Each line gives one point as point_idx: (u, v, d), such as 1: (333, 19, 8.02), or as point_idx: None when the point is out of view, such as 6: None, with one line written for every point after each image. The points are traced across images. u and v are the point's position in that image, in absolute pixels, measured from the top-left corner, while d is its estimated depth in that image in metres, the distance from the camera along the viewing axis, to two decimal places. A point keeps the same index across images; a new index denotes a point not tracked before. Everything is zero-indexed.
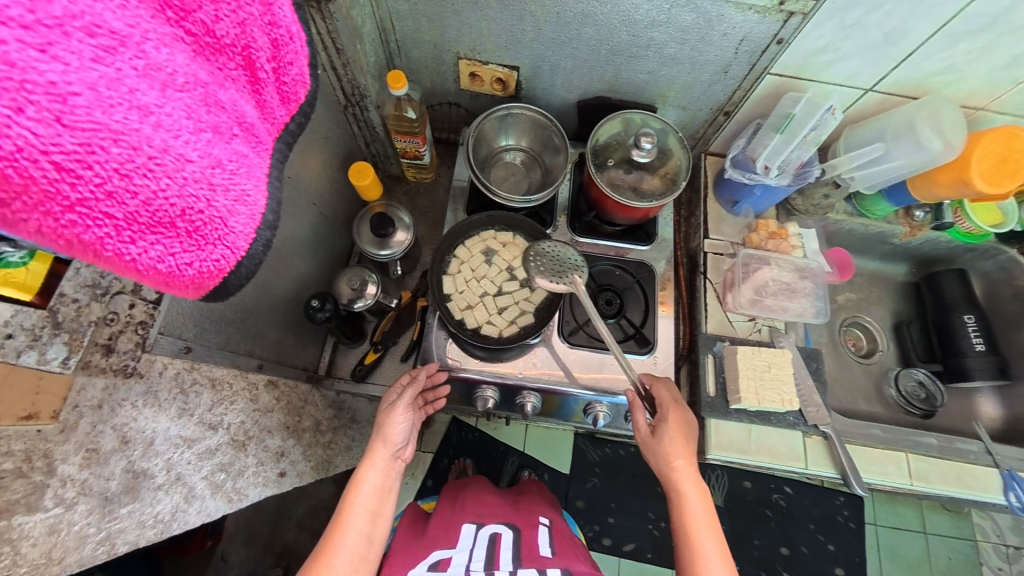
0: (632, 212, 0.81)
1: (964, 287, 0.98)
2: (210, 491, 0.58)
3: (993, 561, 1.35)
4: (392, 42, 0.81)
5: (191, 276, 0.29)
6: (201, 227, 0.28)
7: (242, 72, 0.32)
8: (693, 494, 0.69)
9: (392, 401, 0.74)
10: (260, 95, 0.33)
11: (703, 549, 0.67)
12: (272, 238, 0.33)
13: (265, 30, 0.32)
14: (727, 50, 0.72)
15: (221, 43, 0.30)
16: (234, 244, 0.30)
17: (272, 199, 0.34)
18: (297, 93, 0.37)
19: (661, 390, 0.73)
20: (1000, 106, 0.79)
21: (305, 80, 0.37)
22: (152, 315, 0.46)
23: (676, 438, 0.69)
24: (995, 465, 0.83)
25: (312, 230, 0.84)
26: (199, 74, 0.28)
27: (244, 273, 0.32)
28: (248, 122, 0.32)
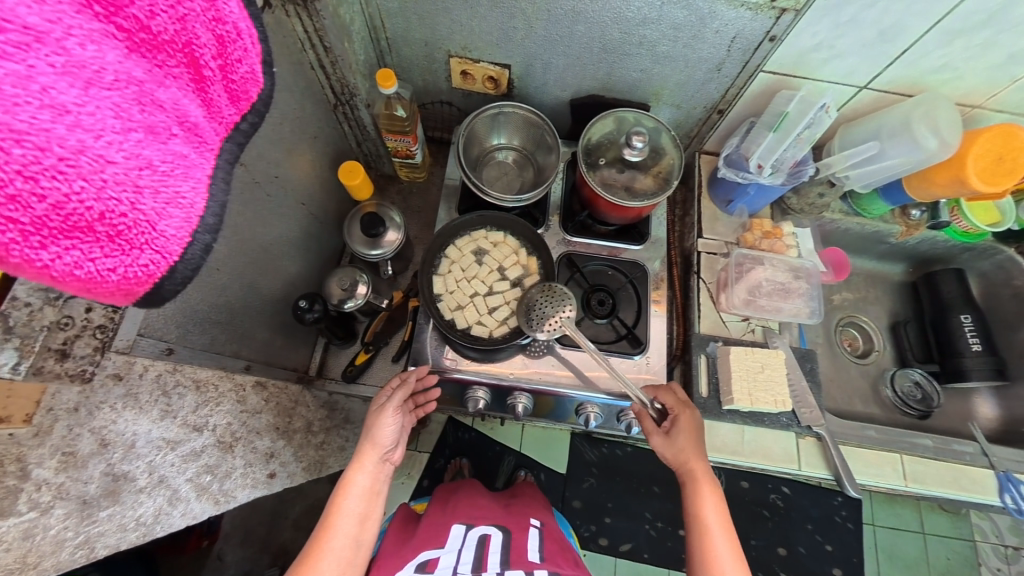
0: (624, 212, 0.80)
1: (961, 287, 0.97)
2: (196, 493, 0.58)
3: (992, 562, 1.34)
4: (383, 40, 0.80)
5: (114, 282, 0.27)
6: (124, 232, 0.26)
7: (185, 70, 0.30)
8: (707, 495, 0.69)
9: (382, 402, 0.74)
10: (206, 94, 0.31)
11: (717, 550, 0.66)
12: (214, 243, 0.30)
13: (209, 27, 0.30)
14: (720, 47, 0.71)
15: (160, 40, 0.28)
16: (164, 249, 0.27)
17: (219, 202, 0.30)
18: (248, 91, 0.34)
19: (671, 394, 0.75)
20: (998, 104, 0.78)
21: (257, 78, 0.34)
22: (112, 319, 0.44)
23: (689, 439, 0.71)
24: (991, 466, 0.82)
25: (302, 230, 0.83)
26: (133, 72, 0.26)
27: (180, 279, 0.29)
28: (192, 121, 0.29)
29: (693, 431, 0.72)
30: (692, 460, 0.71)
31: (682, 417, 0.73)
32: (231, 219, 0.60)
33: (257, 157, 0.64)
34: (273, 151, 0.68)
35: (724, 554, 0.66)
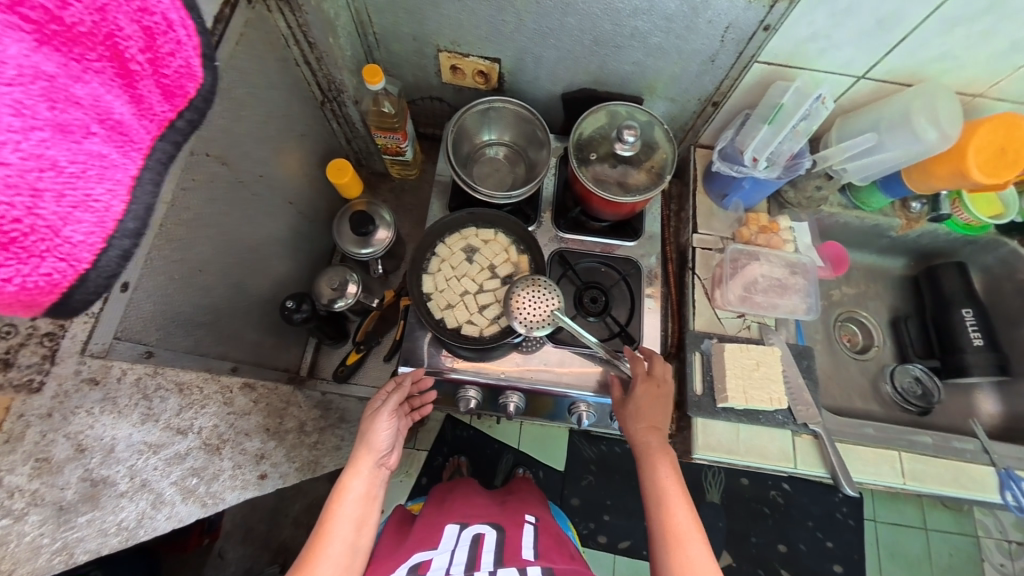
0: (618, 208, 0.79)
1: (964, 281, 0.95)
2: (182, 496, 0.57)
3: (995, 558, 1.33)
4: (370, 35, 0.78)
5: (12, 292, 0.26)
6: (18, 239, 0.26)
7: (109, 64, 0.29)
8: (664, 460, 0.69)
9: (377, 406, 0.73)
10: (133, 89, 0.30)
11: (674, 512, 0.65)
12: (134, 249, 0.30)
13: (134, 17, 0.29)
14: (714, 39, 0.69)
15: (73, 32, 0.27)
16: (71, 256, 0.27)
17: (141, 205, 0.30)
18: (183, 86, 0.32)
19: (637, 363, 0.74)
20: (1000, 93, 0.76)
21: (194, 71, 0.32)
22: (62, 328, 0.42)
23: (648, 407, 0.71)
24: (992, 464, 0.81)
25: (290, 229, 0.82)
26: (43, 66, 0.26)
27: (93, 289, 0.29)
28: (115, 119, 0.29)
29: (656, 399, 0.72)
30: (651, 426, 0.71)
31: (645, 385, 0.72)
32: (215, 217, 0.60)
33: (241, 156, 0.63)
34: (258, 150, 0.67)
35: (685, 520, 0.64)
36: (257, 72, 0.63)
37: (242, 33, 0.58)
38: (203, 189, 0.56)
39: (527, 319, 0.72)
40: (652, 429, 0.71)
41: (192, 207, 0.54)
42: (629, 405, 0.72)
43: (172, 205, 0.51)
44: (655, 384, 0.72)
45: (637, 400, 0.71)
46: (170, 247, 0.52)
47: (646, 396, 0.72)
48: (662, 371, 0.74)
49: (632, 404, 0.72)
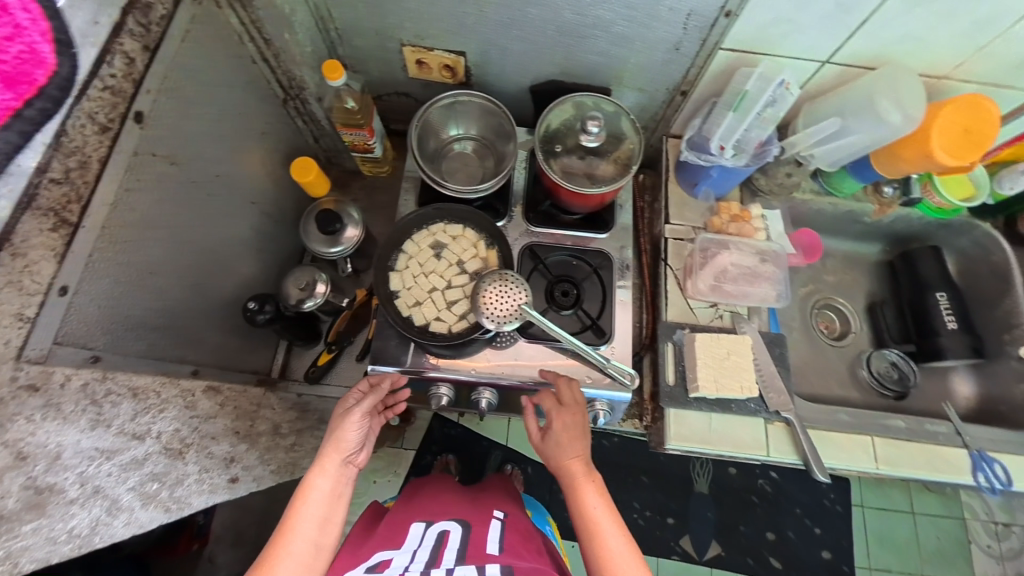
0: (587, 200, 0.78)
1: (939, 265, 0.95)
2: (141, 502, 0.57)
3: (983, 540, 1.33)
4: (332, 31, 0.76)
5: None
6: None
7: None
8: (591, 489, 0.68)
9: (349, 406, 0.73)
10: None
11: (607, 542, 0.64)
12: None
13: None
14: (675, 26, 0.69)
15: None
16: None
17: None
18: (29, 73, 0.40)
19: (547, 396, 0.74)
20: (965, 74, 0.75)
21: (40, 59, 0.41)
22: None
23: (566, 435, 0.71)
24: (965, 446, 0.81)
25: (255, 230, 0.81)
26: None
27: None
28: None
29: (573, 428, 0.72)
30: (571, 457, 0.70)
31: (561, 414, 0.72)
32: (165, 219, 0.59)
33: (193, 156, 0.62)
34: (214, 149, 0.66)
35: (617, 548, 0.63)
36: (208, 70, 0.62)
37: (187, 30, 0.57)
38: (151, 190, 0.55)
39: (495, 314, 0.71)
40: (574, 458, 0.70)
41: (138, 208, 0.54)
42: (548, 437, 0.72)
43: (115, 206, 0.50)
44: (568, 412, 0.72)
45: (554, 430, 0.71)
46: (114, 250, 0.51)
47: (564, 426, 0.72)
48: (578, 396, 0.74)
49: (553, 435, 0.72)
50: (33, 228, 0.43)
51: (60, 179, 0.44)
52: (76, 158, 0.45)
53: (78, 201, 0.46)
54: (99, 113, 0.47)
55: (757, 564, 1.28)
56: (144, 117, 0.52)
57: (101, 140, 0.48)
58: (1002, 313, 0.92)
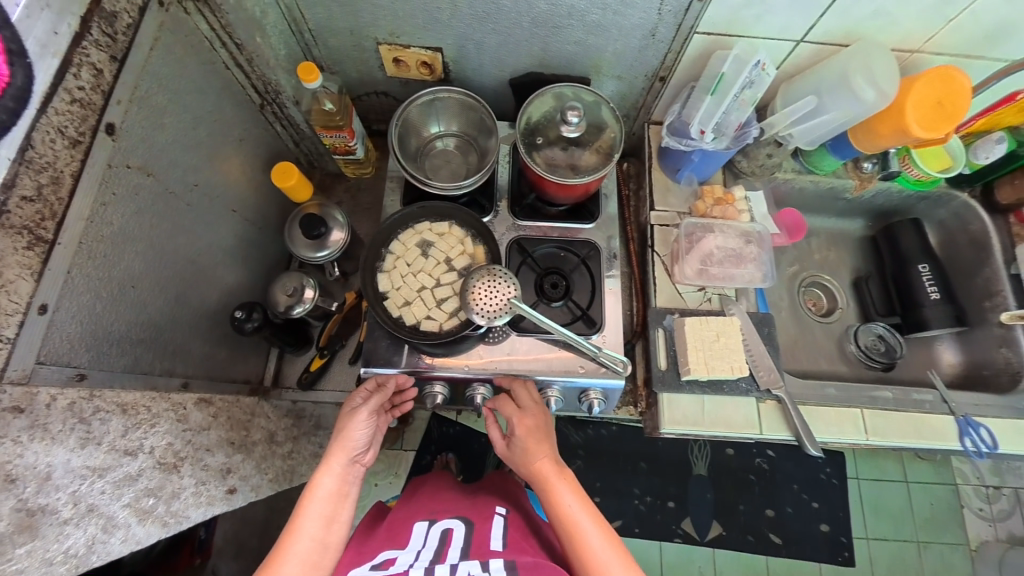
0: (570, 190, 0.78)
1: (920, 238, 0.97)
2: (137, 518, 0.56)
3: (975, 503, 1.37)
4: (306, 33, 0.76)
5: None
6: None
7: None
8: (563, 487, 0.68)
9: (355, 406, 0.73)
10: None
11: (587, 537, 0.65)
12: None
13: None
14: (650, 12, 0.69)
15: None
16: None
17: None
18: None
19: (507, 403, 0.74)
20: (937, 48, 0.76)
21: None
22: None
23: (529, 441, 0.71)
24: (951, 412, 0.83)
25: (238, 238, 0.80)
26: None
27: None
28: None
29: (537, 430, 0.72)
30: (538, 460, 0.70)
31: (522, 420, 0.72)
32: (144, 231, 0.58)
33: (168, 167, 0.61)
34: (189, 158, 0.65)
35: (597, 542, 0.64)
36: (179, 77, 0.61)
37: (157, 38, 0.56)
38: (127, 203, 0.54)
39: (485, 310, 0.71)
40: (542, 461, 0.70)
41: (115, 221, 0.53)
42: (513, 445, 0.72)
43: (91, 221, 0.49)
44: (529, 414, 0.73)
45: (517, 439, 0.71)
46: (93, 265, 0.50)
47: (527, 431, 0.72)
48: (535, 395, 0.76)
49: (519, 443, 0.71)
50: (8, 247, 0.42)
51: (31, 197, 0.43)
52: (47, 174, 0.44)
53: (52, 217, 0.45)
54: (68, 126, 0.46)
55: (757, 540, 1.30)
56: (115, 128, 0.51)
57: (72, 154, 0.47)
58: (982, 282, 0.94)
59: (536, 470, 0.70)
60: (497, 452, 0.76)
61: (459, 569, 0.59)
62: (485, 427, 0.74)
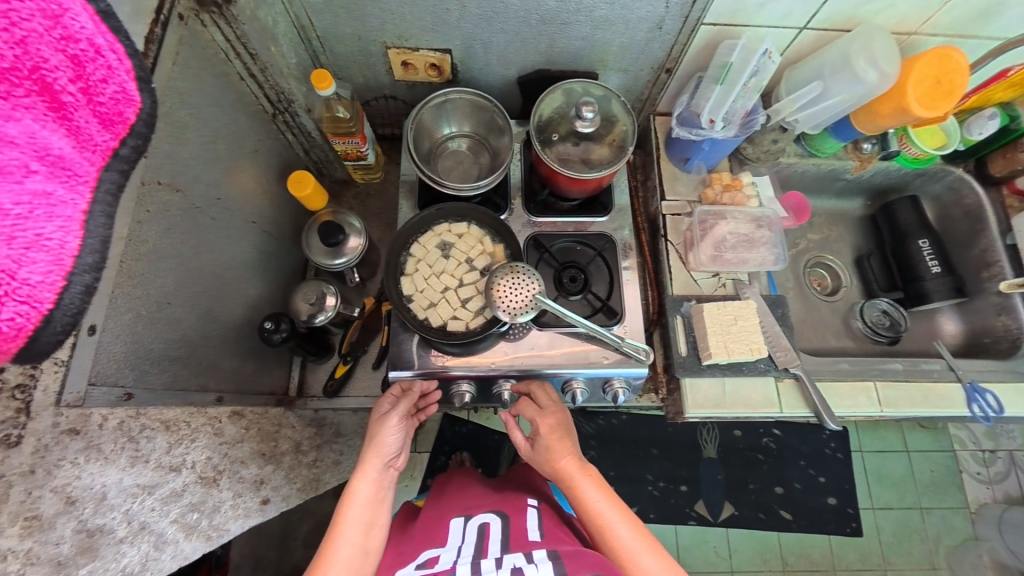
0: (585, 184, 0.79)
1: (917, 213, 1.00)
2: (183, 533, 0.56)
3: (973, 467, 1.42)
4: (314, 40, 0.76)
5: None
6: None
7: (38, 98, 0.29)
8: (588, 483, 0.69)
9: (385, 411, 0.73)
10: (68, 120, 0.30)
11: (616, 530, 0.66)
12: (95, 285, 0.29)
13: (57, 46, 0.29)
14: (657, 4, 0.69)
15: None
16: (32, 297, 0.27)
17: (96, 238, 0.29)
18: (123, 113, 0.32)
19: (527, 404, 0.75)
20: (932, 29, 0.79)
21: (132, 97, 0.32)
22: (31, 376, 0.40)
23: (553, 440, 0.72)
24: (958, 380, 0.86)
25: (257, 249, 0.80)
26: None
27: (60, 328, 0.28)
28: (54, 155, 0.29)
29: (558, 428, 0.73)
30: (561, 458, 0.71)
31: (544, 419, 0.73)
32: (174, 247, 0.58)
33: (193, 181, 0.60)
34: (210, 172, 0.64)
35: (627, 534, 0.65)
36: (197, 90, 0.60)
37: (177, 52, 0.55)
38: (159, 220, 0.54)
39: (510, 305, 0.72)
40: (565, 460, 0.71)
41: (149, 240, 0.53)
42: (537, 446, 0.73)
43: (128, 240, 0.49)
44: (550, 414, 0.74)
45: (540, 438, 0.71)
46: (132, 283, 0.50)
47: (549, 431, 0.73)
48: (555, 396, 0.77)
49: (542, 442, 0.72)
50: None
51: None
52: None
53: None
54: None
55: (768, 517, 1.34)
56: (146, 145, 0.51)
57: None
58: (978, 252, 0.98)
59: (561, 467, 0.70)
60: (519, 452, 0.77)
61: (504, 562, 0.58)
62: (508, 429, 0.75)
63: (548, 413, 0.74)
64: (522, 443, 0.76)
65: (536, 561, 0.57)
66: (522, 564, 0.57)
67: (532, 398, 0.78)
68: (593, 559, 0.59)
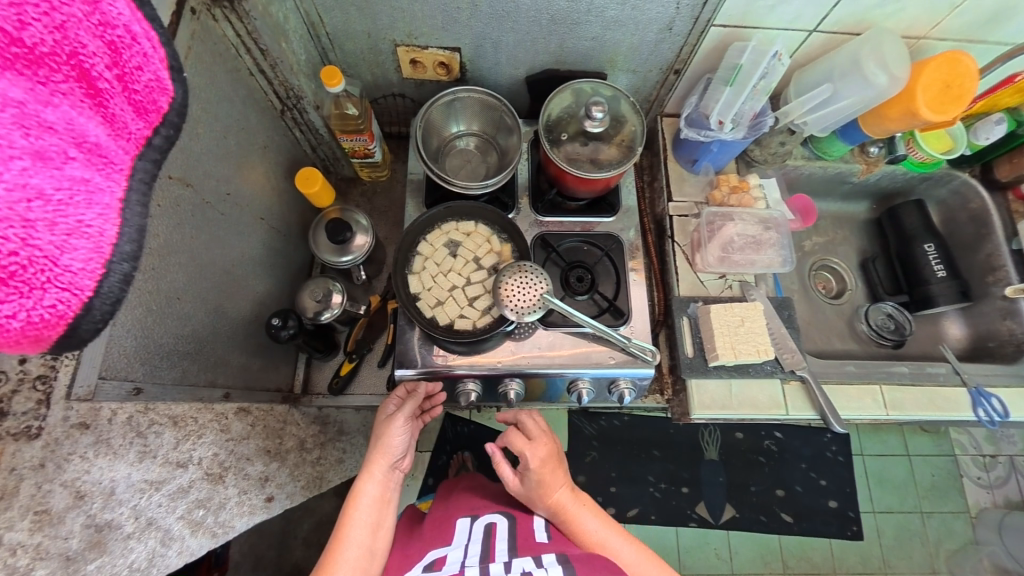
0: (593, 185, 0.79)
1: (923, 217, 1.00)
2: (190, 530, 0.55)
3: (973, 472, 1.42)
4: (323, 36, 0.76)
5: (18, 328, 0.26)
6: (18, 272, 0.25)
7: (76, 85, 0.29)
8: (583, 512, 0.70)
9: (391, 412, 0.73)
10: (103, 108, 0.30)
11: (620, 555, 0.66)
12: (135, 271, 0.29)
13: (95, 33, 0.28)
14: (669, 5, 0.69)
15: (36, 54, 0.27)
16: (73, 284, 0.26)
17: (133, 226, 0.29)
18: (156, 102, 0.31)
19: (516, 436, 0.72)
20: (941, 33, 0.79)
21: (165, 85, 0.31)
22: (52, 368, 0.41)
23: (546, 474, 0.70)
24: (963, 384, 0.87)
25: (264, 245, 0.80)
26: (9, 93, 0.26)
27: (98, 317, 0.28)
28: (91, 142, 0.28)
29: (550, 460, 0.71)
30: (555, 490, 0.70)
31: (535, 453, 0.71)
32: (184, 243, 0.57)
33: (203, 176, 0.60)
34: (221, 167, 0.64)
35: (630, 557, 0.66)
36: (209, 86, 0.60)
37: (189, 47, 0.55)
38: (170, 215, 0.54)
39: (517, 305, 0.72)
40: (559, 492, 0.70)
41: (159, 234, 0.53)
42: (529, 481, 0.71)
43: None
44: (540, 445, 0.72)
45: (533, 474, 0.69)
46: (143, 278, 0.50)
47: (541, 464, 0.71)
48: (540, 424, 0.75)
49: (534, 476, 0.70)
50: None
51: None
52: None
53: None
54: None
55: (770, 519, 1.34)
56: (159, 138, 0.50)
57: None
58: (984, 257, 0.98)
59: (557, 501, 0.70)
60: (508, 488, 0.74)
61: (513, 565, 0.57)
62: (496, 463, 0.72)
63: (537, 446, 0.72)
64: (510, 479, 0.73)
65: (546, 565, 0.56)
66: (531, 568, 0.56)
67: (520, 429, 0.76)
68: (603, 562, 0.59)
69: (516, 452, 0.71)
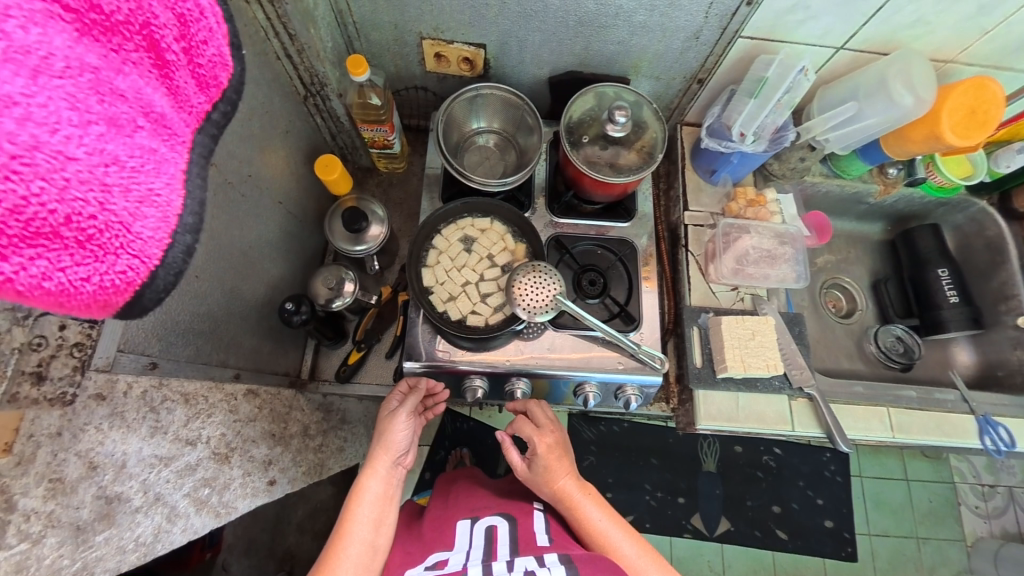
0: (611, 188, 0.78)
1: (938, 241, 0.99)
2: (195, 507, 0.55)
3: (971, 500, 1.41)
4: (349, 25, 0.76)
5: (90, 293, 0.26)
6: (95, 236, 0.26)
7: (145, 56, 0.29)
8: (588, 502, 0.69)
9: (393, 409, 0.73)
10: (170, 80, 0.30)
11: (620, 547, 0.66)
12: (196, 244, 0.29)
13: (167, 4, 0.29)
14: (697, 14, 0.69)
15: (112, 21, 0.27)
16: (143, 252, 0.27)
17: (196, 198, 0.29)
18: (218, 77, 0.32)
19: (526, 422, 0.73)
20: (969, 57, 0.79)
21: (227, 61, 0.32)
22: (88, 336, 0.42)
23: (553, 461, 0.70)
24: (972, 412, 0.86)
25: (280, 230, 0.80)
26: (86, 58, 0.26)
27: (162, 286, 0.28)
28: (157, 112, 0.29)
29: (557, 447, 0.72)
30: (560, 478, 0.70)
31: (543, 440, 0.72)
32: (205, 222, 0.58)
33: (227, 157, 0.61)
34: (244, 149, 0.65)
35: (630, 550, 0.66)
36: None
37: None
38: None
39: (529, 305, 0.71)
40: (564, 480, 0.70)
41: None
42: (537, 467, 0.71)
43: None
44: (548, 432, 0.73)
45: (540, 460, 0.70)
46: None
47: (548, 451, 0.71)
48: (547, 414, 0.76)
49: (542, 462, 0.71)
50: None
51: None
52: None
53: None
54: None
55: (765, 535, 1.33)
56: None
57: None
58: (997, 284, 0.97)
59: (561, 488, 0.70)
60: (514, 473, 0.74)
61: (516, 565, 0.57)
62: (505, 448, 0.72)
63: (545, 434, 0.72)
64: (518, 464, 0.73)
65: (548, 565, 0.56)
66: (534, 567, 0.56)
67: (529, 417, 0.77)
68: (605, 563, 0.59)
69: (525, 436, 0.72)
